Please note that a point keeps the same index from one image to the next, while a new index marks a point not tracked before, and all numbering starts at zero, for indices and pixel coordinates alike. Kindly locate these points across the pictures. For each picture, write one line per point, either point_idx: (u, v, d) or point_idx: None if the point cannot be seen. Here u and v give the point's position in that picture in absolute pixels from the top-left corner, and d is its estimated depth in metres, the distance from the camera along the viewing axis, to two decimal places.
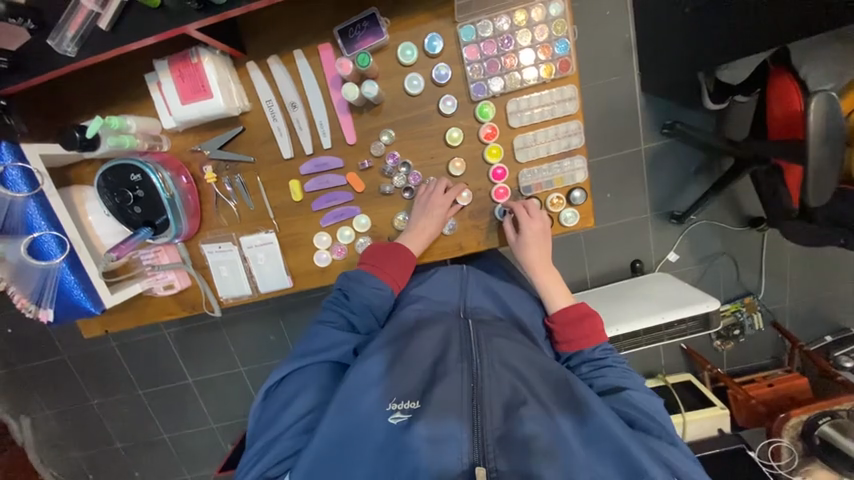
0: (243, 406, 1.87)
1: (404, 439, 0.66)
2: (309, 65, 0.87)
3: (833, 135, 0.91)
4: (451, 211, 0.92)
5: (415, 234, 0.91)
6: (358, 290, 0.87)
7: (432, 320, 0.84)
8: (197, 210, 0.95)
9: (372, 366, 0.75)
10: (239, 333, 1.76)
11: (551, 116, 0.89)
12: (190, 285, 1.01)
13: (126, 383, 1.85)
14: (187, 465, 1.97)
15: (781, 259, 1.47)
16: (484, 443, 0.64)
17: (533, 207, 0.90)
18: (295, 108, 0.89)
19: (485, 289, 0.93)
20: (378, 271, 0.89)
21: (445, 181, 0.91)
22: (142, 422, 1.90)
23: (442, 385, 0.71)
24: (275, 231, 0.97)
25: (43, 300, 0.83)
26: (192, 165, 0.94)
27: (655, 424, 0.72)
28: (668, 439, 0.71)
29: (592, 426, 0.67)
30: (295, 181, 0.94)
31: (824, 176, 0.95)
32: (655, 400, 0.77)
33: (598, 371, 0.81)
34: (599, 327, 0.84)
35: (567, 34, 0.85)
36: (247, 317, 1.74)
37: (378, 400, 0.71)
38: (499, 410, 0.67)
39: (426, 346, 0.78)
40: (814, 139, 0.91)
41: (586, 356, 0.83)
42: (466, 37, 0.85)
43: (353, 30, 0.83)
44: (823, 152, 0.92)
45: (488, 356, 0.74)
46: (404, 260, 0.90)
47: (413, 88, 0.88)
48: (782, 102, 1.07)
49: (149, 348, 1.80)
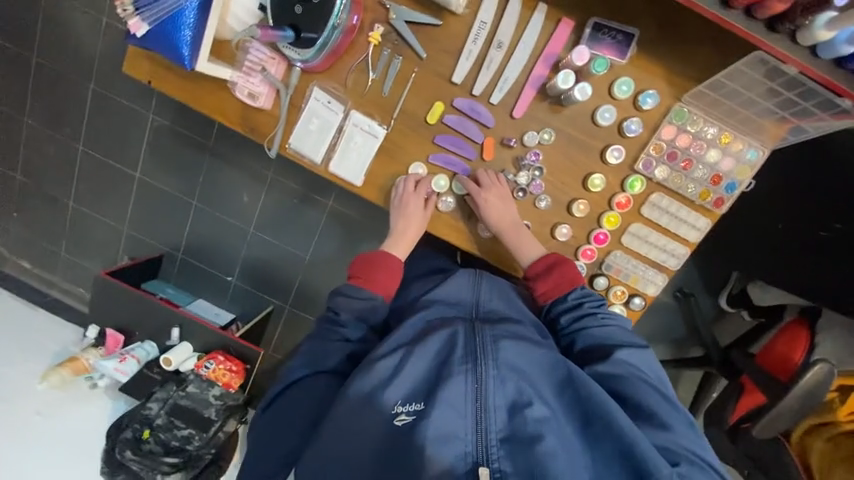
0: (166, 233, 1.77)
1: (413, 439, 0.67)
2: (541, 25, 0.82)
3: (807, 398, 1.06)
4: (429, 209, 0.92)
5: (399, 240, 0.92)
6: (347, 304, 0.87)
7: (442, 319, 0.81)
8: (337, 53, 0.86)
9: (375, 373, 0.74)
10: (218, 172, 1.67)
11: (673, 229, 0.92)
12: (271, 110, 0.91)
13: (74, 130, 1.67)
14: (70, 242, 1.82)
15: None
16: (490, 443, 0.66)
17: (485, 178, 0.90)
18: (498, 48, 0.84)
19: (503, 295, 0.89)
20: (368, 285, 0.89)
21: (414, 178, 0.91)
22: (61, 175, 1.74)
23: (447, 387, 0.69)
24: (387, 130, 0.91)
25: (145, 11, 0.70)
26: (366, 13, 0.85)
27: (646, 390, 0.78)
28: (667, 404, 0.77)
29: (596, 430, 0.70)
30: (440, 103, 0.89)
31: (777, 420, 1.09)
32: (642, 351, 0.83)
33: (579, 323, 0.87)
34: (572, 272, 0.90)
35: (744, 181, 0.87)
36: (235, 165, 1.65)
37: (375, 404, 0.71)
38: (504, 414, 0.68)
39: (432, 344, 0.75)
40: (792, 393, 1.06)
41: (566, 306, 0.89)
42: (675, 117, 0.84)
43: (606, 31, 0.80)
44: (793, 404, 1.07)
45: (493, 359, 0.72)
46: (390, 267, 0.90)
47: (601, 119, 0.86)
48: (785, 345, 1.21)
49: (124, 117, 1.64)
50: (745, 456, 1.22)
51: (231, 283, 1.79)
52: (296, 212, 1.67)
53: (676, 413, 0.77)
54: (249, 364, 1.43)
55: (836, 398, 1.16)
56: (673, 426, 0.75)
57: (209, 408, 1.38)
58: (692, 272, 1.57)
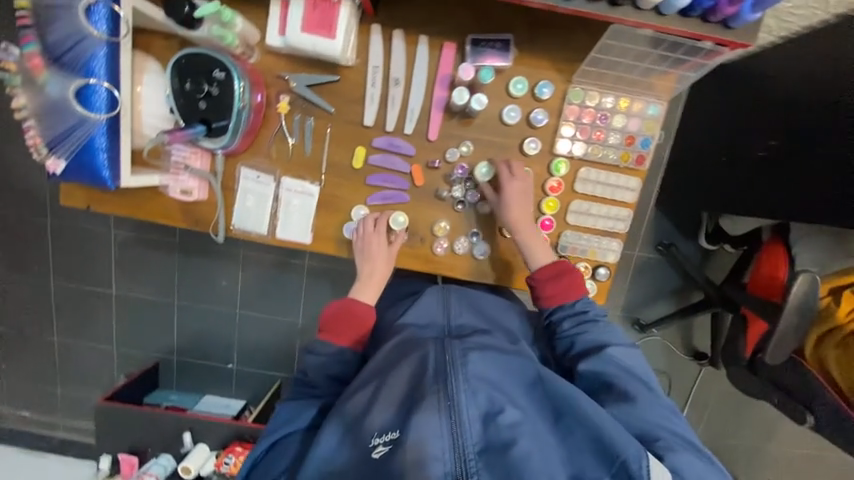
0: (155, 340, 1.76)
1: (387, 470, 0.65)
2: (428, 54, 0.89)
3: (804, 310, 1.07)
4: (394, 247, 0.95)
5: (366, 283, 0.94)
6: (315, 366, 0.87)
7: (412, 343, 0.81)
8: (253, 131, 0.91)
9: (350, 410, 0.77)
10: (190, 265, 1.69)
11: (610, 196, 0.96)
12: (207, 199, 0.95)
13: (41, 267, 1.69)
14: (64, 378, 1.79)
15: (705, 396, 1.69)
16: (467, 457, 0.64)
17: (511, 171, 0.92)
18: (397, 85, 0.90)
19: (470, 306, 0.93)
20: (335, 339, 0.89)
21: (373, 216, 0.95)
22: (38, 315, 1.74)
23: (418, 409, 0.68)
24: (320, 186, 0.95)
25: (59, 149, 0.74)
26: (269, 88, 0.91)
27: (631, 383, 0.79)
28: (647, 395, 0.78)
29: (568, 421, 0.71)
30: (362, 148, 0.94)
31: (783, 338, 1.10)
32: (634, 353, 0.85)
33: (580, 326, 0.88)
34: (578, 281, 0.91)
35: (654, 134, 0.93)
36: (206, 253, 1.68)
37: (352, 441, 0.73)
38: (479, 424, 0.67)
39: (403, 370, 0.75)
40: (786, 309, 1.07)
41: (569, 309, 0.90)
42: (573, 98, 0.90)
43: (484, 44, 0.87)
44: (792, 320, 1.08)
45: (462, 372, 0.70)
46: (354, 317, 0.91)
47: (509, 118, 0.91)
48: (770, 266, 1.23)
49: (86, 241, 1.67)
50: (771, 385, 1.21)
51: (232, 370, 1.77)
52: (276, 281, 1.69)
53: (658, 403, 0.78)
54: None
55: (831, 302, 1.12)
56: (650, 409, 0.76)
57: None
58: (664, 221, 1.57)
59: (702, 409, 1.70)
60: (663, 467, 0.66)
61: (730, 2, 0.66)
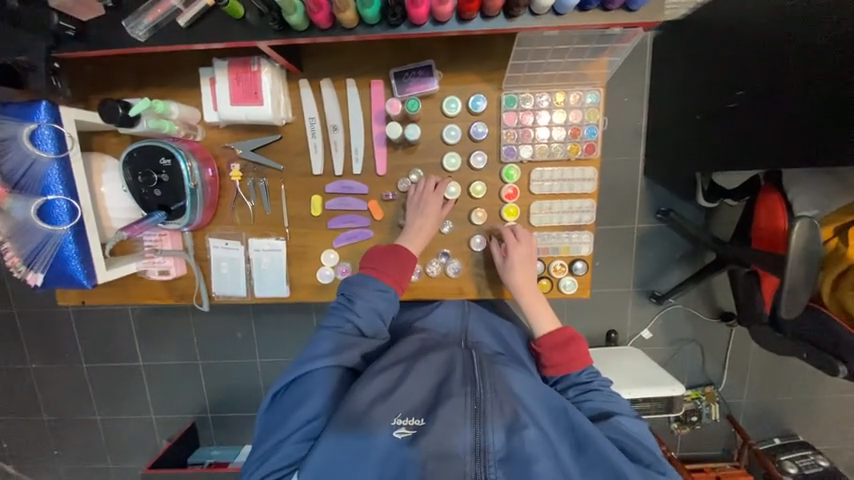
0: (187, 402, 1.83)
1: (408, 457, 0.68)
2: (359, 95, 0.91)
3: (811, 256, 1.01)
4: (446, 208, 0.94)
5: (414, 235, 0.92)
6: (363, 295, 0.84)
7: (438, 345, 0.85)
8: (213, 203, 0.95)
9: (376, 383, 0.75)
10: (204, 327, 1.75)
11: (569, 190, 0.95)
12: (186, 273, 0.99)
13: (72, 355, 1.80)
14: (113, 453, 1.89)
15: (741, 358, 1.61)
16: (488, 462, 0.67)
17: (521, 232, 0.94)
18: (336, 130, 0.93)
19: (489, 327, 0.94)
20: (384, 276, 0.87)
21: (435, 178, 0.93)
22: (79, 399, 1.84)
23: (446, 405, 0.72)
24: (286, 239, 0.98)
25: (35, 264, 0.80)
26: (220, 159, 0.95)
27: (644, 450, 0.76)
28: (659, 467, 0.75)
29: (589, 455, 0.71)
30: (318, 196, 0.97)
31: (795, 291, 1.04)
32: (642, 429, 0.82)
33: (584, 395, 0.85)
34: (584, 352, 0.89)
35: (598, 122, 0.92)
36: (217, 312, 1.74)
37: (380, 414, 0.72)
38: (502, 432, 0.69)
39: (430, 364, 0.79)
40: (791, 257, 1.01)
41: (573, 379, 0.88)
42: (508, 105, 0.91)
43: (407, 74, 0.89)
44: (800, 269, 1.02)
45: (491, 383, 0.75)
46: (405, 261, 0.89)
47: (450, 138, 0.93)
48: (768, 215, 1.18)
49: (107, 323, 1.76)
50: (798, 339, 1.13)
51: None
52: (286, 325, 1.74)
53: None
54: None
55: (838, 243, 1.06)
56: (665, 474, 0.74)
57: None
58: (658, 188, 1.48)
59: (741, 373, 1.62)
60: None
61: None
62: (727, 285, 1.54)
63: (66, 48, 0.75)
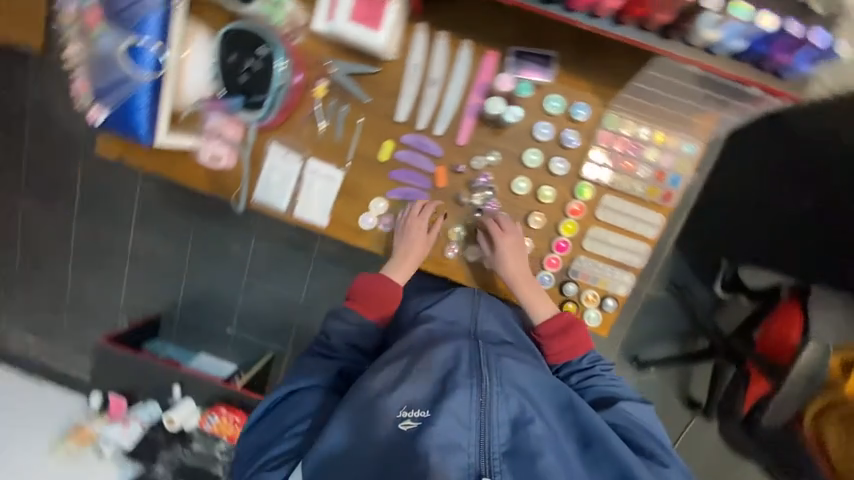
0: (162, 294, 1.81)
1: (414, 445, 0.68)
2: (470, 59, 0.89)
3: (812, 378, 1.04)
4: (432, 232, 0.95)
5: (401, 262, 0.95)
6: (337, 328, 0.92)
7: (444, 338, 0.85)
8: (288, 109, 0.92)
9: (377, 381, 0.77)
10: (206, 228, 1.73)
11: (630, 228, 0.95)
12: (235, 168, 0.97)
13: (67, 206, 1.76)
14: (71, 314, 1.86)
15: (696, 450, 1.58)
16: (493, 454, 0.67)
17: (505, 221, 0.93)
18: (433, 85, 0.90)
19: (499, 315, 0.96)
20: (360, 309, 0.94)
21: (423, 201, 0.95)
22: (58, 251, 1.81)
23: (451, 397, 0.71)
24: (344, 172, 0.97)
25: (103, 101, 0.77)
26: (310, 70, 0.92)
27: (645, 436, 0.82)
28: (662, 459, 0.80)
29: (596, 450, 0.75)
30: (390, 141, 0.95)
31: (784, 404, 1.08)
32: (642, 408, 0.89)
33: (586, 381, 0.92)
34: (583, 335, 0.93)
35: (685, 173, 0.91)
36: (223, 219, 1.71)
37: (381, 408, 0.73)
38: (508, 428, 0.70)
39: (435, 359, 0.78)
40: (792, 373, 1.05)
41: (575, 366, 0.93)
42: (608, 124, 0.89)
43: (527, 57, 0.87)
44: (795, 386, 1.05)
45: (497, 375, 0.74)
46: (391, 288, 0.95)
47: (540, 135, 0.91)
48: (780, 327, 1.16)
49: (113, 188, 1.73)
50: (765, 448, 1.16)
51: (230, 334, 1.80)
52: (285, 255, 1.71)
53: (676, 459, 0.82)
54: None
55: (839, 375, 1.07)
56: (666, 465, 0.79)
57: (216, 465, 1.47)
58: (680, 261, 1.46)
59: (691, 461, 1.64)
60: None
61: (784, 50, 0.65)
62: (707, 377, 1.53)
63: None
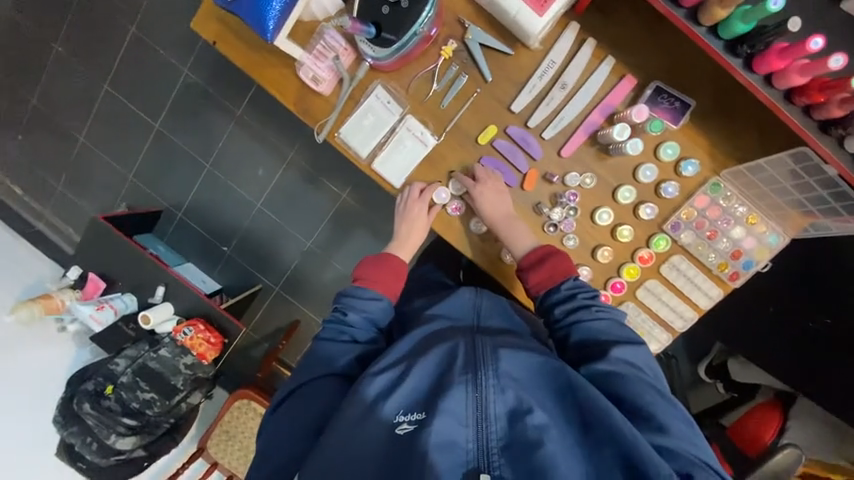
0: (171, 190, 1.73)
1: (414, 446, 0.65)
2: (605, 76, 0.86)
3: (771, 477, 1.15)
4: (432, 211, 0.94)
5: (405, 243, 0.95)
6: (357, 304, 0.86)
7: (443, 333, 0.81)
8: (408, 58, 0.88)
9: (374, 385, 0.73)
10: (238, 140, 1.66)
11: (687, 293, 0.95)
12: (330, 96, 0.92)
13: (103, 69, 1.65)
14: (69, 180, 1.75)
15: None
16: (492, 450, 0.65)
17: (480, 170, 0.91)
18: (561, 88, 0.87)
19: (501, 310, 0.90)
20: (373, 285, 0.90)
21: (419, 185, 0.93)
22: (77, 111, 1.70)
23: (447, 398, 0.68)
24: (437, 141, 0.93)
25: None
26: (444, 28, 0.88)
27: (642, 389, 0.74)
28: (661, 411, 0.73)
29: (598, 433, 0.68)
30: (494, 127, 0.91)
31: None
32: (639, 350, 0.79)
33: (573, 317, 0.83)
34: (563, 265, 0.88)
35: (761, 260, 0.92)
36: (257, 137, 1.65)
37: (376, 412, 0.70)
38: (505, 422, 0.67)
39: (430, 360, 0.74)
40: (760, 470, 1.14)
41: (558, 300, 0.86)
42: (710, 189, 0.89)
43: (664, 96, 0.85)
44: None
45: (492, 367, 0.71)
46: (392, 264, 0.92)
47: (643, 175, 0.90)
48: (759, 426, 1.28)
49: (157, 68, 1.63)
50: None
51: (225, 253, 1.74)
52: (307, 194, 1.66)
53: (674, 412, 0.74)
54: (229, 339, 1.41)
55: None
56: (665, 421, 0.72)
57: (176, 377, 1.37)
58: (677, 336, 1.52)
59: None
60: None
61: None
62: None
63: None
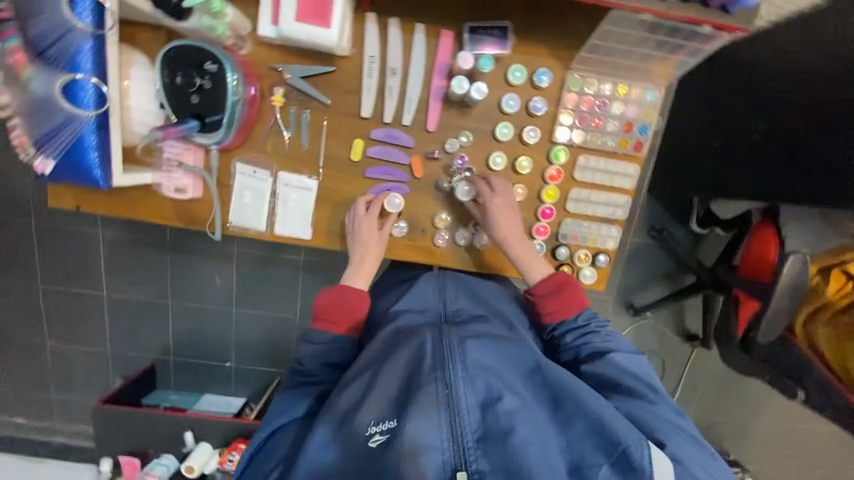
0: (154, 341, 1.70)
1: (385, 460, 0.66)
2: (424, 43, 0.87)
3: (795, 288, 1.07)
4: (385, 229, 0.93)
5: (359, 266, 0.92)
6: (312, 352, 0.86)
7: (410, 330, 0.82)
8: (247, 126, 0.89)
9: (344, 400, 0.76)
10: (183, 263, 1.62)
11: (609, 183, 0.97)
12: (203, 196, 0.93)
13: (28, 270, 1.61)
14: (58, 384, 1.73)
15: (696, 375, 1.71)
16: (466, 444, 0.66)
17: (496, 183, 0.91)
18: (394, 75, 0.88)
19: (467, 292, 0.94)
20: (331, 326, 0.87)
21: (365, 199, 0.92)
22: (26, 320, 1.65)
23: (416, 399, 0.69)
24: (318, 180, 0.94)
25: (46, 147, 0.71)
26: (263, 80, 0.88)
27: (639, 385, 0.81)
28: (652, 398, 0.79)
29: (569, 410, 0.72)
30: (360, 139, 0.92)
31: (777, 317, 1.10)
32: (639, 359, 0.86)
33: (583, 337, 0.89)
34: (577, 294, 0.90)
35: (652, 121, 0.93)
36: (198, 250, 1.61)
37: (347, 429, 0.72)
38: (477, 412, 0.68)
39: (397, 360, 0.76)
40: (776, 289, 1.07)
41: (570, 324, 0.90)
42: (571, 85, 0.90)
43: (482, 31, 0.86)
44: (783, 299, 1.08)
45: (459, 359, 0.72)
46: (348, 299, 0.89)
47: (508, 107, 0.91)
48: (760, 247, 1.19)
49: (74, 242, 1.59)
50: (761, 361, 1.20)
51: (231, 368, 1.73)
52: (269, 277, 1.63)
53: (660, 397, 0.81)
54: None
55: (820, 282, 1.13)
56: (656, 402, 0.79)
57: None
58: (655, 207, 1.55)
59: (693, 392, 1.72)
60: (665, 459, 0.68)
61: None
62: (698, 307, 1.63)
63: None
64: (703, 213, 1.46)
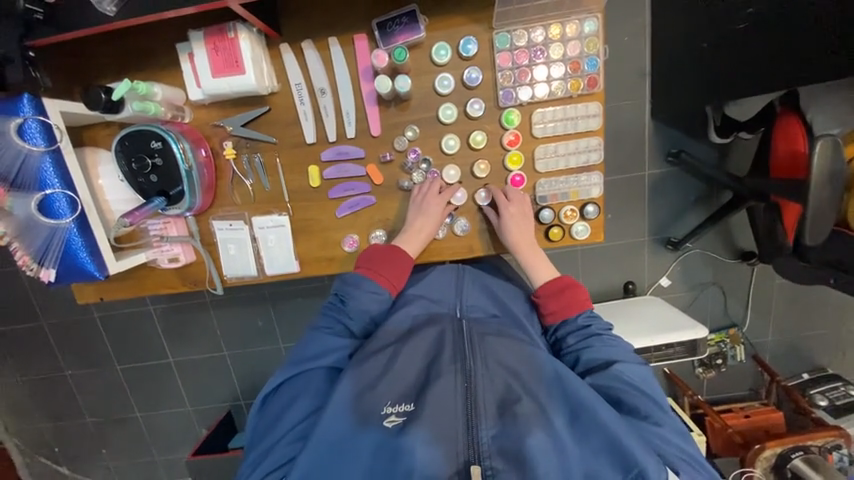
0: (224, 392, 1.83)
1: (399, 443, 0.67)
2: (343, 53, 0.88)
3: (836, 174, 0.90)
4: (446, 212, 0.93)
5: (410, 235, 0.90)
6: (355, 296, 0.85)
7: (430, 318, 0.84)
8: (211, 185, 0.94)
9: (360, 375, 0.75)
10: (226, 317, 1.72)
11: (573, 130, 0.91)
12: (195, 260, 0.99)
13: (104, 357, 1.80)
14: (158, 446, 1.93)
15: (764, 295, 1.51)
16: (481, 444, 0.66)
17: (512, 192, 0.92)
18: (323, 94, 0.90)
19: (480, 286, 0.92)
20: (377, 278, 0.86)
21: (439, 182, 0.92)
22: (116, 399, 1.86)
23: (434, 388, 0.72)
24: (289, 214, 0.97)
25: (46, 260, 0.81)
26: (212, 139, 0.93)
27: (649, 406, 0.74)
28: (660, 419, 0.73)
29: (585, 422, 0.69)
30: (314, 167, 0.94)
31: (822, 215, 0.93)
32: (644, 371, 0.80)
33: (585, 340, 0.83)
34: (580, 297, 0.87)
35: (599, 52, 0.87)
36: (235, 301, 1.70)
37: (365, 414, 0.71)
38: (494, 410, 0.69)
39: (417, 345, 0.79)
40: (814, 180, 0.90)
41: (572, 326, 0.86)
42: (500, 44, 0.86)
43: (391, 24, 0.85)
44: (824, 191, 0.91)
45: (480, 355, 0.76)
46: (401, 263, 0.88)
47: (442, 88, 0.89)
48: (785, 141, 1.06)
49: (131, 322, 1.75)
50: (822, 266, 1.03)
51: None
52: (305, 309, 1.69)
53: (669, 416, 0.75)
54: None
55: None
56: (663, 423, 0.73)
57: None
58: (662, 131, 1.36)
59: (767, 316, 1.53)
60: None
61: None
62: (746, 222, 1.44)
63: (40, 34, 0.76)
64: (721, 122, 1.28)
